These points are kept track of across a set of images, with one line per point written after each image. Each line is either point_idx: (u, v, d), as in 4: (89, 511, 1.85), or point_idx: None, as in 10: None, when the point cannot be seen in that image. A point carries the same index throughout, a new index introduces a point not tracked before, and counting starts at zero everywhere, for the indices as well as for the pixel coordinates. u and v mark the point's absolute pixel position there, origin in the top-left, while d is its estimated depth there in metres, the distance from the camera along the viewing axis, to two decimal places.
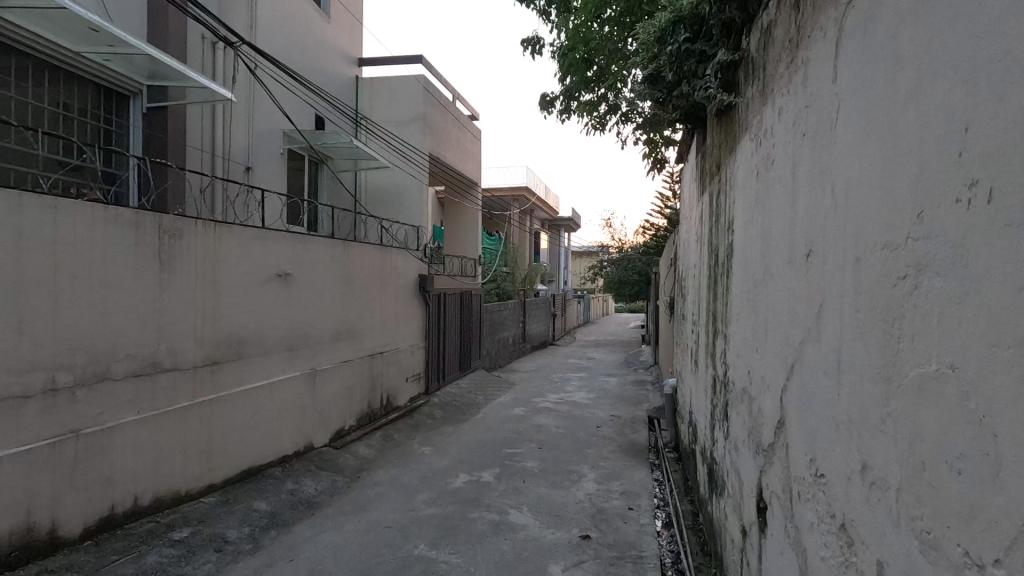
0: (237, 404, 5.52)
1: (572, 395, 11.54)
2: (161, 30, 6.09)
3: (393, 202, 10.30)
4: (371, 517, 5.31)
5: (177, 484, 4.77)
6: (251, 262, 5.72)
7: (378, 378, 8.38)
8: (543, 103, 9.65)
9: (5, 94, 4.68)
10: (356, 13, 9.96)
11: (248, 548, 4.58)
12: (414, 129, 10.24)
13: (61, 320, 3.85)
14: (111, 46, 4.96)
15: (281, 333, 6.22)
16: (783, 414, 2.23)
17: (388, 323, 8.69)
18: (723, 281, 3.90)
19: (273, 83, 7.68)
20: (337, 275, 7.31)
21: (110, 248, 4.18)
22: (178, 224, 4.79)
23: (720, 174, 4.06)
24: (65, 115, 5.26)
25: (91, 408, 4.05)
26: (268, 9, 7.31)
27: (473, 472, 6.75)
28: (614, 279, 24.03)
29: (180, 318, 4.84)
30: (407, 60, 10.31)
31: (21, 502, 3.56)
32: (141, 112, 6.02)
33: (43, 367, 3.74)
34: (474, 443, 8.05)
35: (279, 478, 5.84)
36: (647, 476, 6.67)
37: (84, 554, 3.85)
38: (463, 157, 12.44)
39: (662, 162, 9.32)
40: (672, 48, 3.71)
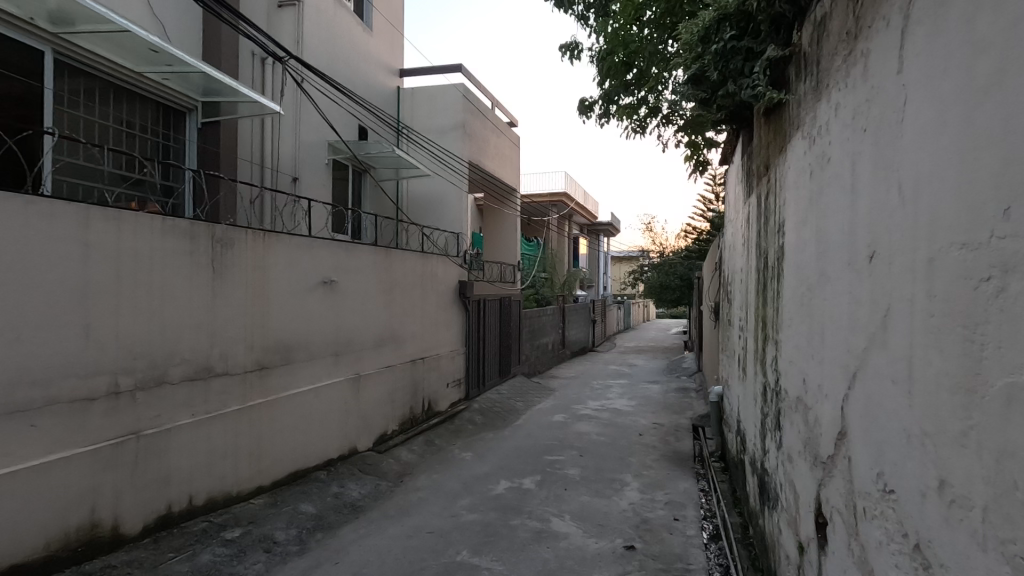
0: (285, 408, 5.67)
1: (613, 402, 11.37)
2: (214, 49, 6.36)
3: (433, 209, 10.43)
4: (414, 522, 5.35)
5: (228, 485, 4.93)
6: (298, 270, 5.88)
7: (420, 383, 8.46)
8: (582, 108, 9.59)
9: (74, 114, 5.01)
10: (397, 24, 10.16)
11: (295, 550, 4.68)
12: (454, 138, 10.36)
13: (123, 326, 4.05)
14: (170, 65, 5.21)
15: (326, 339, 6.37)
16: (845, 425, 2.12)
17: (429, 329, 8.79)
18: (773, 285, 3.76)
19: (319, 95, 7.91)
20: (380, 282, 7.43)
21: (167, 258, 4.37)
22: (230, 233, 4.97)
23: (769, 174, 3.93)
24: (128, 132, 5.56)
25: (150, 410, 4.23)
26: (314, 25, 7.55)
27: (515, 479, 6.71)
28: (655, 284, 23.56)
29: (232, 324, 5.02)
30: (447, 69, 10.46)
31: (87, 499, 3.74)
32: (196, 127, 6.31)
33: (106, 371, 3.93)
34: (514, 449, 8.01)
35: (324, 481, 5.96)
36: (693, 486, 6.48)
37: (143, 551, 4.01)
38: (501, 164, 12.50)
39: (704, 164, 9.11)
40: (717, 48, 3.64)
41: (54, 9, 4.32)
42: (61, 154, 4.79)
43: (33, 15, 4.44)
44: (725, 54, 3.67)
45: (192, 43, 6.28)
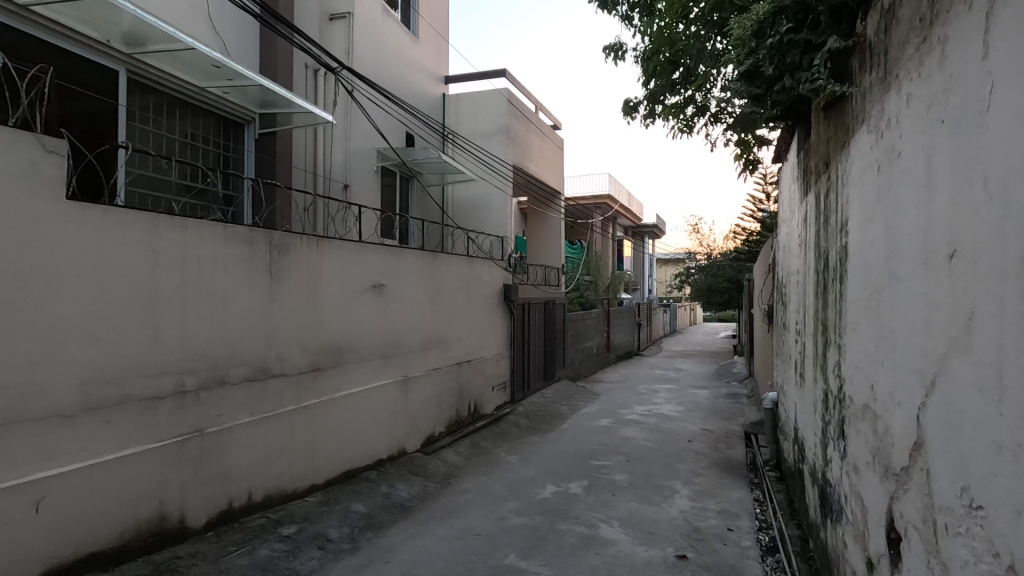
0: (337, 409, 5.84)
1: (661, 407, 11.13)
2: (270, 63, 6.63)
3: (478, 214, 10.53)
4: (461, 524, 5.38)
5: (283, 482, 5.10)
6: (349, 274, 6.04)
7: (465, 386, 8.54)
8: (627, 109, 9.48)
9: (143, 128, 5.32)
10: (442, 32, 10.33)
11: (348, 548, 4.78)
12: (498, 142, 10.43)
13: (188, 329, 4.26)
14: (230, 79, 5.46)
15: (376, 341, 6.52)
16: (920, 435, 2.00)
17: (474, 331, 8.86)
18: (835, 287, 3.60)
19: (369, 103, 8.11)
20: (426, 285, 7.54)
21: (228, 263, 4.57)
22: (285, 239, 5.16)
23: (829, 171, 3.76)
24: (192, 144, 5.87)
25: (212, 409, 4.43)
26: (363, 35, 7.75)
27: (561, 483, 6.66)
28: (703, 287, 23.01)
29: (287, 327, 5.21)
30: (491, 74, 10.54)
31: (155, 493, 3.94)
32: (254, 138, 6.59)
33: (173, 371, 4.14)
34: (560, 453, 7.94)
35: (374, 481, 6.09)
36: (746, 495, 6.26)
37: (206, 544, 4.19)
38: (545, 166, 12.48)
39: (754, 163, 8.82)
40: (772, 41, 3.53)
41: (127, 31, 4.61)
42: (133, 167, 5.10)
43: (109, 38, 4.76)
44: (781, 48, 3.55)
45: (250, 57, 6.57)
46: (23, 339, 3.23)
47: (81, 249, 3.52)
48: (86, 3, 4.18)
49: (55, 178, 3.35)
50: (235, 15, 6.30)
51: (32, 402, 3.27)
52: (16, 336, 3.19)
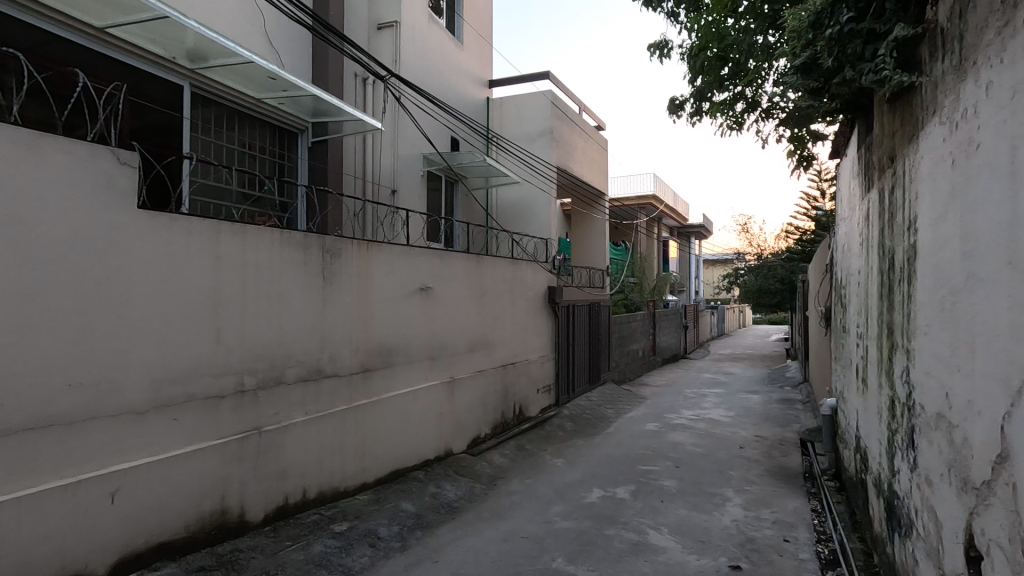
0: (386, 409, 5.96)
1: (710, 412, 10.82)
2: (322, 73, 6.86)
3: (522, 216, 10.56)
4: (508, 526, 5.38)
5: (336, 480, 5.25)
6: (397, 277, 6.15)
7: (510, 388, 8.56)
8: (672, 107, 9.29)
9: (206, 139, 5.61)
10: (486, 36, 10.42)
11: (397, 546, 4.85)
12: (542, 144, 10.42)
13: (248, 331, 4.45)
14: (285, 90, 5.67)
15: (423, 343, 6.62)
16: (1005, 448, 1.87)
17: (519, 334, 8.87)
18: (902, 288, 3.41)
19: (416, 109, 8.25)
20: (472, 288, 7.60)
21: (284, 266, 4.75)
22: (337, 244, 5.32)
23: (895, 166, 3.58)
24: (250, 154, 6.14)
25: (270, 408, 4.61)
26: (410, 43, 7.90)
27: (608, 488, 6.57)
28: (753, 289, 22.28)
29: (340, 329, 5.36)
30: (535, 76, 10.56)
31: (218, 487, 4.12)
32: (307, 146, 6.83)
33: (234, 371, 4.32)
34: (607, 458, 7.84)
35: (422, 480, 6.18)
36: (804, 505, 6.00)
37: (264, 538, 4.35)
38: (589, 167, 12.40)
39: (809, 159, 8.47)
40: (832, 32, 3.39)
41: (191, 47, 4.85)
42: (196, 177, 5.37)
43: (175, 55, 5.03)
44: (842, 39, 3.41)
45: (303, 69, 6.81)
46: (99, 340, 3.43)
47: (150, 255, 3.71)
48: (154, 23, 4.43)
49: (127, 189, 3.56)
50: (289, 29, 6.55)
51: (107, 399, 3.48)
52: (92, 336, 3.40)
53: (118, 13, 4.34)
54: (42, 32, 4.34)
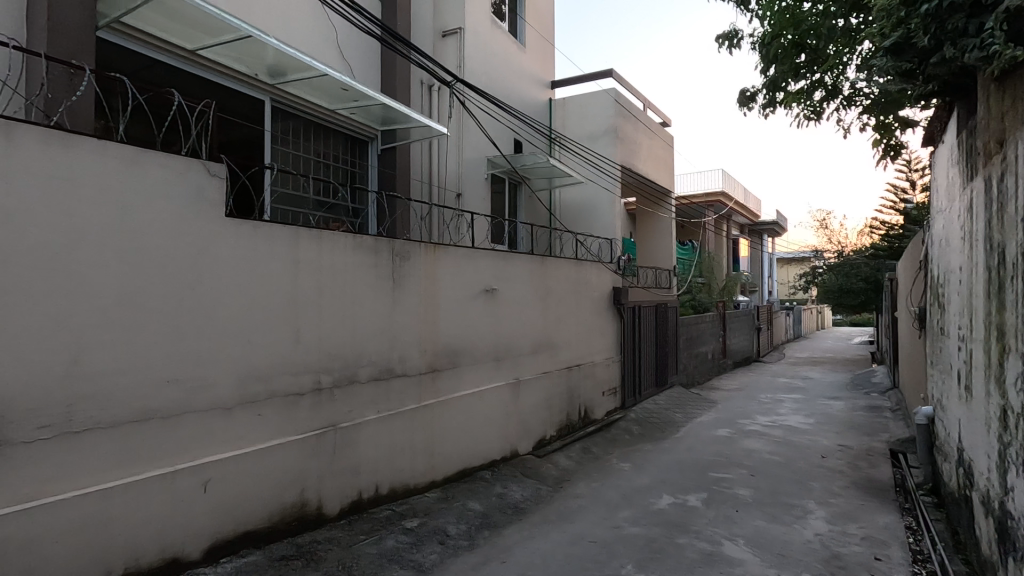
0: (454, 409, 6.05)
1: (787, 419, 10.26)
2: (390, 82, 7.09)
3: (586, 216, 10.46)
4: (575, 530, 5.32)
5: (406, 477, 5.40)
6: (463, 279, 6.25)
7: (575, 391, 8.49)
8: (743, 99, 8.90)
9: (284, 150, 5.94)
10: (548, 36, 10.40)
11: (466, 545, 4.89)
12: (606, 143, 10.29)
13: (325, 331, 4.64)
14: (357, 100, 5.89)
15: (489, 344, 6.68)
16: None
17: (584, 335, 8.78)
18: (1015, 284, 3.08)
19: (480, 112, 8.36)
20: (537, 289, 7.60)
21: (357, 269, 4.93)
22: (406, 247, 5.46)
23: (1004, 149, 3.25)
24: (324, 163, 6.45)
25: (344, 406, 4.80)
26: (474, 47, 8.00)
27: (678, 494, 6.36)
28: (834, 288, 20.96)
29: (409, 330, 5.50)
30: (598, 75, 10.44)
31: (298, 480, 4.33)
32: (377, 153, 7.07)
33: (312, 370, 4.53)
34: (676, 463, 7.58)
35: (488, 481, 6.22)
36: (896, 521, 5.55)
37: (340, 531, 4.53)
38: (655, 165, 12.10)
39: (897, 149, 7.85)
40: (928, 8, 3.13)
41: (271, 64, 5.14)
42: (277, 186, 5.69)
43: (256, 72, 5.34)
44: (940, 14, 3.14)
45: (372, 79, 7.06)
46: (192, 340, 3.69)
47: (236, 260, 3.95)
48: (239, 42, 4.72)
49: (216, 199, 3.81)
50: (360, 41, 6.82)
51: (199, 395, 3.73)
52: (186, 337, 3.65)
53: (207, 35, 4.66)
54: (143, 56, 4.73)
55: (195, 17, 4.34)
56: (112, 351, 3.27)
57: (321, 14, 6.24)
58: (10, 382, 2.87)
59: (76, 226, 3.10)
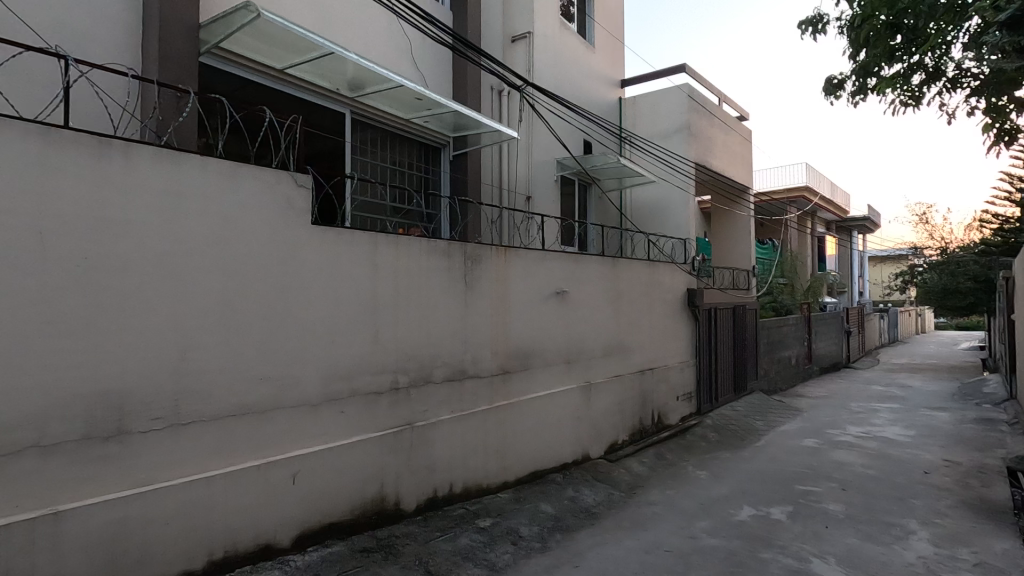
0: (526, 411, 6.08)
1: (883, 430, 9.48)
2: (462, 90, 7.26)
3: (659, 216, 10.21)
4: (650, 538, 5.18)
5: (479, 477, 5.48)
6: (534, 281, 6.28)
7: (649, 395, 8.28)
8: (829, 87, 8.36)
9: (363, 159, 6.23)
10: (617, 34, 10.26)
11: (538, 547, 4.89)
12: (679, 140, 9.99)
13: (402, 333, 4.81)
14: (430, 109, 6.07)
15: (560, 346, 6.66)
16: None
17: (657, 339, 8.55)
18: None
19: (550, 114, 8.37)
20: (608, 291, 7.49)
21: (431, 273, 5.07)
22: (478, 251, 5.56)
23: None
24: (399, 170, 6.70)
25: (420, 405, 4.94)
26: (543, 50, 8.02)
27: (760, 506, 6.05)
28: (937, 288, 19.18)
29: (481, 332, 5.60)
30: (670, 70, 10.17)
31: (377, 476, 4.51)
32: (449, 159, 7.26)
33: (389, 370, 4.70)
34: (757, 474, 7.21)
35: (560, 483, 6.20)
36: (1016, 547, 4.98)
37: (417, 526, 4.67)
38: (732, 161, 11.61)
39: (1013, 133, 7.07)
40: None
41: (351, 78, 5.40)
42: (357, 194, 5.98)
43: (338, 87, 5.64)
44: None
45: (444, 87, 7.26)
46: (281, 340, 3.93)
47: (320, 265, 4.17)
48: (322, 59, 5.00)
49: (303, 208, 4.05)
50: (433, 50, 7.03)
51: (289, 393, 3.97)
52: (277, 337, 3.91)
53: (294, 54, 4.98)
54: (237, 77, 5.10)
55: (284, 38, 4.65)
56: (214, 350, 3.55)
57: (396, 27, 6.49)
58: (129, 377, 3.18)
59: (183, 236, 3.40)
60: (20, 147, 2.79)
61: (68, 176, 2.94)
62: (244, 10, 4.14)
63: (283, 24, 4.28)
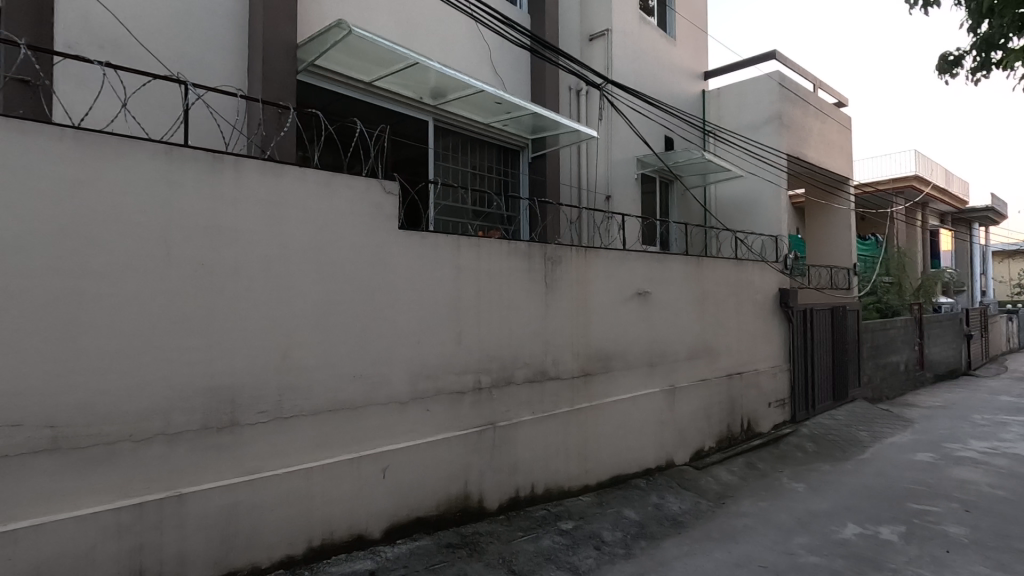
0: (608, 414, 5.98)
1: (1014, 446, 8.43)
2: (540, 92, 7.28)
3: (747, 212, 9.71)
4: (742, 551, 4.92)
5: (561, 479, 5.46)
6: (616, 282, 6.16)
7: (737, 400, 7.88)
8: (943, 65, 7.57)
9: (445, 165, 6.41)
10: (700, 23, 9.87)
11: (622, 553, 4.78)
12: (769, 131, 9.44)
13: (484, 334, 4.89)
14: (510, 112, 6.13)
15: (642, 349, 6.50)
16: None
17: (746, 341, 8.12)
18: None
19: (629, 111, 8.19)
20: (692, 291, 7.21)
21: (512, 275, 5.11)
22: (558, 252, 5.54)
23: None
24: (479, 174, 6.83)
25: (502, 405, 5.00)
26: (622, 46, 7.87)
27: (866, 524, 5.57)
28: None
29: (561, 334, 5.57)
30: (759, 58, 9.63)
31: (461, 473, 4.61)
32: (528, 161, 7.30)
33: (473, 370, 4.79)
34: (862, 489, 6.64)
35: (644, 489, 6.04)
36: None
37: (500, 525, 4.72)
38: (829, 151, 10.81)
39: None
40: None
41: (434, 87, 5.58)
42: (440, 199, 6.16)
43: (421, 96, 5.84)
44: None
45: (523, 90, 7.31)
46: (372, 339, 4.12)
47: (408, 268, 4.33)
48: (407, 70, 5.20)
49: (391, 214, 4.23)
50: (511, 54, 7.10)
51: (379, 390, 4.15)
52: (368, 338, 4.10)
53: (382, 67, 5.21)
54: (330, 92, 5.41)
55: (373, 52, 4.88)
56: (312, 348, 3.79)
57: (476, 34, 6.62)
58: (239, 372, 3.46)
59: (284, 242, 3.64)
60: (148, 165, 3.11)
61: (187, 190, 3.24)
62: (338, 29, 4.38)
63: (372, 39, 4.49)
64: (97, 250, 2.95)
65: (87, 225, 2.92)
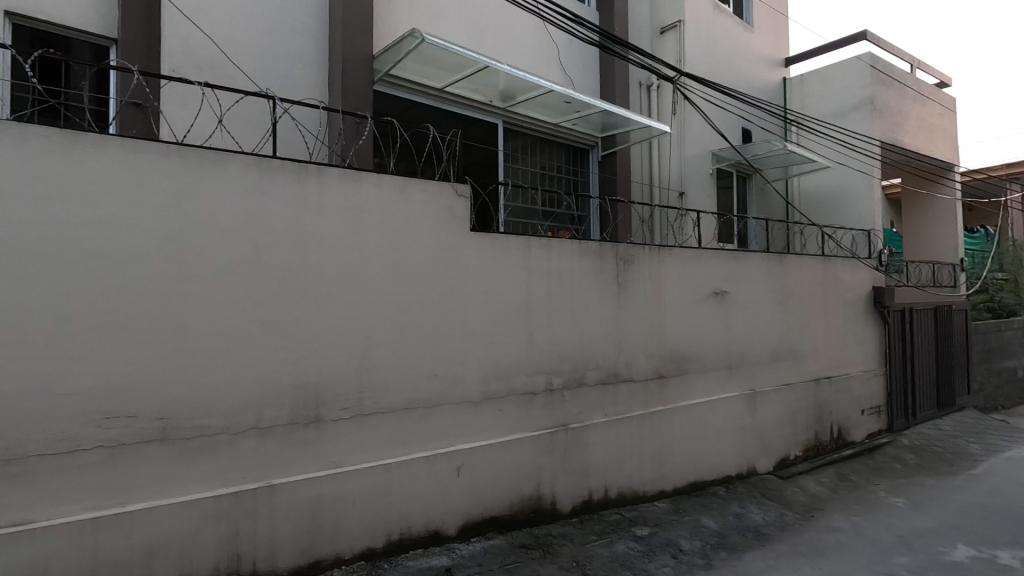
0: (684, 418, 5.78)
1: None
2: (610, 88, 7.15)
3: (835, 205, 9.08)
4: (834, 569, 4.58)
5: (635, 483, 5.33)
6: (691, 281, 5.94)
7: (826, 407, 7.38)
8: None
9: (515, 166, 6.45)
10: (781, 7, 9.34)
11: (701, 563, 4.59)
12: (859, 117, 8.79)
13: (555, 335, 4.86)
14: (580, 111, 6.07)
15: (720, 351, 6.23)
16: None
17: (835, 343, 7.59)
18: None
19: (704, 103, 7.88)
20: (775, 290, 6.82)
21: (582, 276, 5.05)
22: (630, 251, 5.42)
23: None
24: (548, 175, 6.82)
25: (574, 407, 4.95)
26: (695, 37, 7.59)
27: (980, 547, 5.03)
28: None
29: (634, 334, 5.44)
30: (847, 40, 8.99)
31: (533, 474, 4.60)
32: (598, 159, 7.20)
33: (544, 371, 4.78)
34: (973, 507, 6.02)
35: (723, 498, 5.78)
36: None
37: (573, 528, 4.67)
38: (930, 136, 9.90)
39: None
40: None
41: (504, 90, 5.63)
42: (510, 201, 6.20)
43: (491, 99, 5.92)
44: None
45: (592, 88, 7.22)
46: (446, 340, 4.20)
47: (479, 270, 4.38)
48: (477, 74, 5.28)
49: (463, 216, 4.29)
50: (580, 52, 7.03)
51: (452, 390, 4.22)
52: (442, 338, 4.18)
53: (453, 73, 5.33)
54: (404, 100, 5.59)
55: (444, 59, 4.99)
56: (389, 349, 3.91)
57: (544, 35, 6.62)
58: (323, 371, 3.63)
59: (363, 246, 3.79)
60: (242, 176, 3.34)
61: (275, 198, 3.45)
62: (411, 38, 4.52)
63: (443, 46, 4.59)
64: (198, 256, 3.20)
65: (189, 233, 3.18)
